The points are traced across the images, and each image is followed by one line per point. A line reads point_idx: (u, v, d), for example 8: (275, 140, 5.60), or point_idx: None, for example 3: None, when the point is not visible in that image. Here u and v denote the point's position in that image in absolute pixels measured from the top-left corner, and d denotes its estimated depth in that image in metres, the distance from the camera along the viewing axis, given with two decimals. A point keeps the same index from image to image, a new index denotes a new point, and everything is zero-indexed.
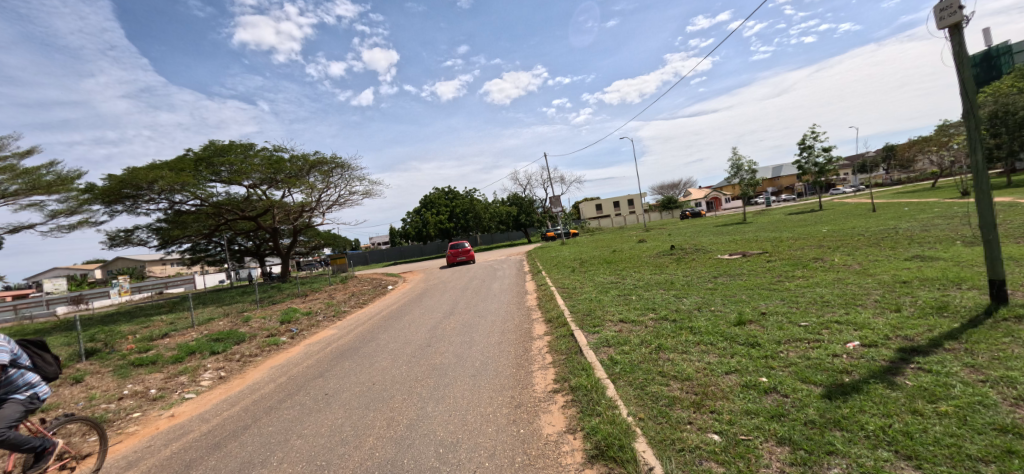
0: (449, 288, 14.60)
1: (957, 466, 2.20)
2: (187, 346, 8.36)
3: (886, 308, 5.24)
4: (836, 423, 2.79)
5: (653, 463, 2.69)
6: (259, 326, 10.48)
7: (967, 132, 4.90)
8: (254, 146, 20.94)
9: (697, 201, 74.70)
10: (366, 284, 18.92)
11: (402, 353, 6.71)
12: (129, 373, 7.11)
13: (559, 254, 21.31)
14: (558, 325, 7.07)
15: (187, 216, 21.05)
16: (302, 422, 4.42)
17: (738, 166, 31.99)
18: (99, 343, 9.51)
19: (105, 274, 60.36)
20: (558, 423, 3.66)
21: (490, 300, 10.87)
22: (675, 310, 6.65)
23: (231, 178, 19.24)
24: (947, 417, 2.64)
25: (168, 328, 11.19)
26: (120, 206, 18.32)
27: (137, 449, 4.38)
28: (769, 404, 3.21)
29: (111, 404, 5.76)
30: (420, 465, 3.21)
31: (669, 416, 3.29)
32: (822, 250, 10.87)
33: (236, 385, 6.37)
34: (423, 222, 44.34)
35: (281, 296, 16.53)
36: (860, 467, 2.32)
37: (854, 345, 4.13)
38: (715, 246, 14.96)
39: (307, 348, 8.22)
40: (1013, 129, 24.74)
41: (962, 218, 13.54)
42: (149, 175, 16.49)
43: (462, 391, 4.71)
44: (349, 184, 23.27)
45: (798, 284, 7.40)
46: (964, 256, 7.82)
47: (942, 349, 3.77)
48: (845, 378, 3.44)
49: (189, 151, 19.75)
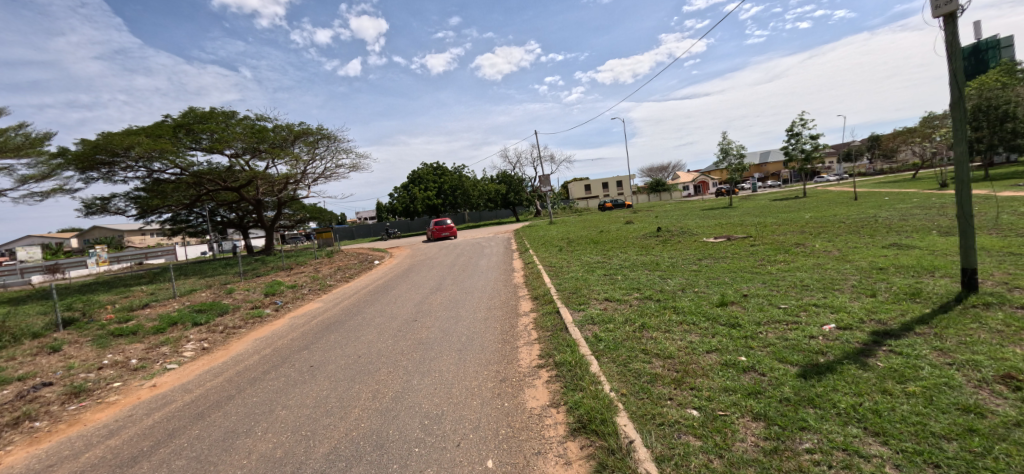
0: (437, 264, 14.60)
1: (921, 442, 2.31)
2: (168, 317, 8.25)
3: (862, 293, 5.39)
4: (810, 400, 2.89)
5: (634, 436, 2.77)
6: (242, 298, 10.37)
7: (953, 121, 4.96)
8: (237, 114, 20.24)
9: (685, 185, 75.26)
10: (352, 258, 18.77)
11: (388, 327, 6.73)
12: (109, 343, 7.00)
13: (547, 233, 21.34)
14: (544, 302, 7.15)
15: (166, 185, 20.39)
16: (288, 393, 4.43)
17: (726, 150, 32.11)
18: (77, 312, 9.33)
19: (81, 242, 58.86)
20: (542, 397, 3.73)
21: (477, 277, 10.91)
22: (659, 290, 6.76)
23: (212, 147, 18.61)
24: (914, 397, 2.76)
25: (148, 299, 11.01)
26: (95, 173, 17.65)
27: (118, 418, 4.34)
28: (746, 382, 3.31)
29: (90, 373, 5.67)
30: (406, 436, 3.25)
31: (650, 392, 3.36)
32: (804, 236, 11.10)
33: (219, 356, 6.32)
34: (410, 197, 43.84)
35: (266, 269, 16.30)
36: (830, 442, 2.42)
37: (829, 327, 4.27)
38: (700, 229, 15.16)
39: (292, 321, 8.19)
40: (995, 123, 25.16)
41: (939, 209, 13.87)
42: (124, 141, 15.84)
43: (448, 365, 4.75)
44: (335, 156, 22.77)
45: (780, 268, 7.55)
46: (938, 245, 8.08)
47: (912, 332, 3.92)
48: (820, 358, 3.56)
49: (167, 117, 18.99)
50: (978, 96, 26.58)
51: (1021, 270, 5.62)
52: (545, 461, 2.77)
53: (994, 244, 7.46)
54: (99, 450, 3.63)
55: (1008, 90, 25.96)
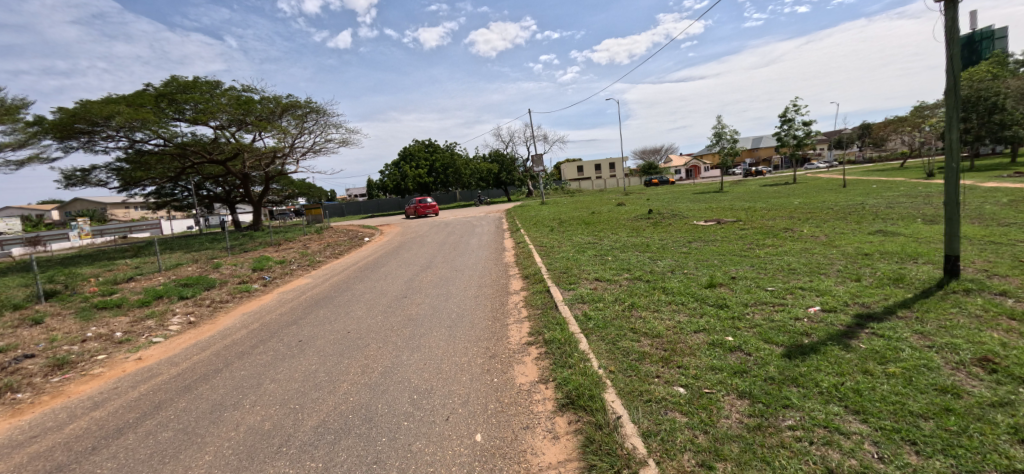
0: (427, 242, 14.53)
1: (899, 420, 2.38)
2: (153, 291, 8.13)
3: (847, 278, 5.49)
4: (793, 379, 2.95)
5: (621, 412, 2.81)
6: (229, 273, 10.24)
7: (947, 108, 4.99)
8: (221, 85, 19.58)
9: (678, 169, 75.33)
10: (342, 235, 18.56)
11: (377, 304, 6.72)
12: (93, 315, 6.89)
13: (538, 214, 21.29)
14: (534, 280, 7.16)
15: (149, 157, 19.72)
16: (276, 367, 4.41)
17: (720, 134, 32.02)
18: (58, 285, 9.14)
19: (62, 215, 57.44)
20: (531, 374, 3.76)
21: (468, 255, 10.89)
22: (649, 271, 6.81)
23: (196, 118, 18.01)
24: (894, 377, 2.83)
25: (133, 272, 10.81)
26: (74, 142, 16.99)
27: (103, 390, 4.29)
28: (732, 361, 3.37)
29: (74, 346, 5.59)
30: (395, 411, 3.26)
31: (638, 369, 3.41)
32: (793, 221, 11.21)
33: (206, 330, 6.27)
34: (401, 175, 43.12)
35: (254, 244, 16.08)
36: (812, 420, 2.48)
37: (815, 309, 4.36)
38: (691, 212, 15.21)
39: (281, 296, 8.13)
40: (983, 114, 25.27)
41: (925, 197, 14.06)
42: (104, 110, 15.26)
43: (437, 341, 4.76)
44: (324, 131, 22.23)
45: (768, 252, 7.64)
46: (922, 233, 8.22)
47: (894, 315, 4.02)
48: (804, 339, 3.62)
49: (148, 86, 18.29)
50: (968, 87, 26.71)
51: (1000, 258, 5.75)
52: (533, 436, 2.81)
53: (976, 232, 7.60)
54: (83, 422, 3.59)
55: (997, 82, 26.09)
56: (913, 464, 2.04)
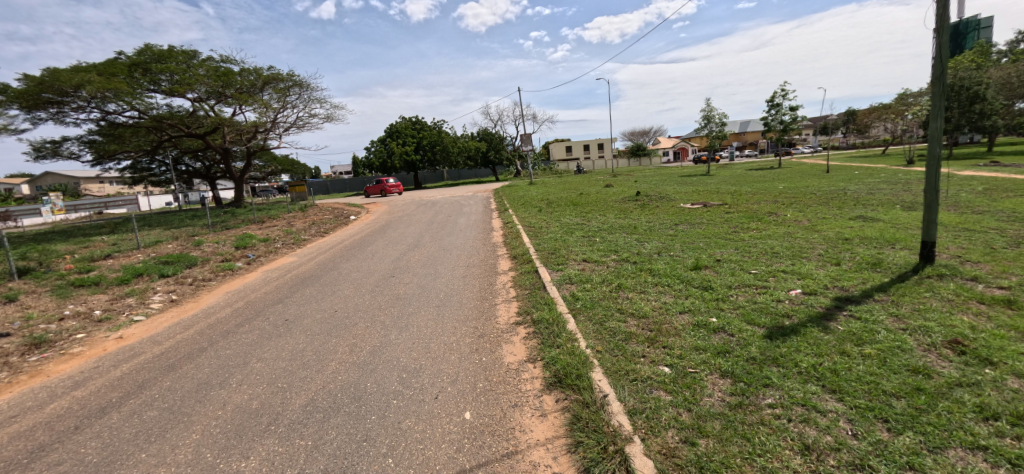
0: (415, 221, 14.40)
1: (873, 399, 2.48)
2: (133, 268, 7.93)
3: (828, 261, 5.64)
4: (774, 360, 3.05)
5: (608, 391, 2.87)
6: (211, 250, 10.03)
7: (932, 98, 5.06)
8: (198, 55, 18.75)
9: (666, 151, 75.66)
10: (327, 213, 18.23)
11: (365, 282, 6.69)
12: (69, 293, 6.72)
13: (526, 194, 21.18)
14: (523, 261, 7.18)
15: (123, 130, 18.91)
16: (263, 346, 4.37)
17: (708, 117, 32.04)
18: (32, 262, 8.85)
19: (33, 189, 55.11)
20: (520, 353, 3.80)
21: (456, 235, 10.84)
22: (636, 253, 6.88)
23: (172, 89, 17.25)
24: (870, 358, 2.94)
25: (110, 249, 10.53)
26: (43, 113, 16.18)
27: (84, 370, 4.21)
28: (716, 342, 3.46)
29: (51, 324, 5.45)
30: (384, 389, 3.27)
31: (625, 349, 3.47)
32: (777, 205, 11.39)
33: (189, 308, 6.17)
34: (388, 152, 41.49)
35: (236, 222, 15.73)
36: (791, 398, 2.57)
37: (796, 292, 4.47)
38: (678, 195, 15.33)
39: (265, 274, 8.01)
40: (965, 103, 25.62)
41: (905, 184, 14.37)
42: (74, 79, 14.54)
43: (426, 320, 4.77)
44: (308, 106, 21.57)
45: (752, 235, 7.76)
46: (900, 219, 8.44)
47: (871, 299, 4.15)
48: (785, 321, 3.73)
49: (120, 54, 17.47)
50: (952, 76, 27.09)
51: (973, 245, 5.95)
52: (522, 414, 2.86)
53: (952, 219, 7.83)
54: (65, 401, 3.53)
55: (981, 72, 26.47)
56: (884, 441, 2.15)
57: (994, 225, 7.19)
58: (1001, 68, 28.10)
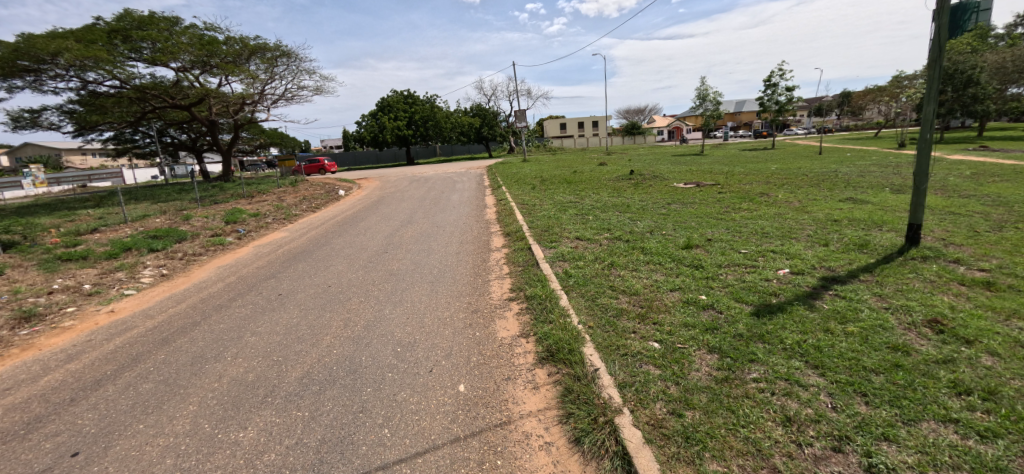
0: (408, 197, 14.25)
1: (853, 374, 2.58)
2: (121, 242, 7.83)
3: (816, 242, 5.73)
4: (760, 336, 3.14)
5: (598, 365, 2.95)
6: (200, 225, 9.88)
7: (927, 80, 5.06)
8: (181, 22, 18.03)
9: (661, 130, 75.33)
10: (318, 188, 17.95)
11: (358, 258, 6.67)
12: (57, 267, 6.63)
13: (519, 171, 21.01)
14: (516, 237, 7.19)
15: (105, 99, 18.27)
16: (256, 320, 4.39)
17: (704, 95, 31.64)
18: (17, 235, 8.67)
19: (13, 161, 53.46)
20: (513, 328, 3.86)
21: (449, 211, 10.79)
22: (629, 231, 6.90)
23: (155, 58, 16.64)
24: (852, 336, 3.04)
25: (97, 223, 10.34)
26: (19, 81, 15.53)
27: (76, 343, 4.20)
28: (705, 319, 3.54)
29: (40, 298, 5.41)
30: (377, 363, 3.32)
31: (616, 325, 3.54)
32: (769, 186, 11.42)
33: (181, 283, 6.14)
34: (379, 126, 40.43)
35: (225, 196, 15.44)
36: (775, 373, 2.66)
37: (784, 271, 4.56)
38: (671, 174, 15.27)
39: (257, 249, 7.97)
40: (959, 87, 25.59)
41: (895, 167, 14.49)
42: (50, 45, 13.93)
43: (420, 296, 4.81)
44: (296, 77, 20.90)
45: (742, 215, 7.82)
46: (888, 201, 8.55)
47: (857, 279, 4.25)
48: (772, 299, 3.83)
49: (98, 20, 16.78)
50: (947, 59, 26.92)
51: (958, 228, 6.07)
52: (515, 386, 2.93)
53: (939, 203, 7.94)
54: (58, 375, 3.53)
55: (976, 56, 26.31)
56: (861, 413, 2.25)
57: (979, 209, 7.32)
58: (997, 51, 27.96)
